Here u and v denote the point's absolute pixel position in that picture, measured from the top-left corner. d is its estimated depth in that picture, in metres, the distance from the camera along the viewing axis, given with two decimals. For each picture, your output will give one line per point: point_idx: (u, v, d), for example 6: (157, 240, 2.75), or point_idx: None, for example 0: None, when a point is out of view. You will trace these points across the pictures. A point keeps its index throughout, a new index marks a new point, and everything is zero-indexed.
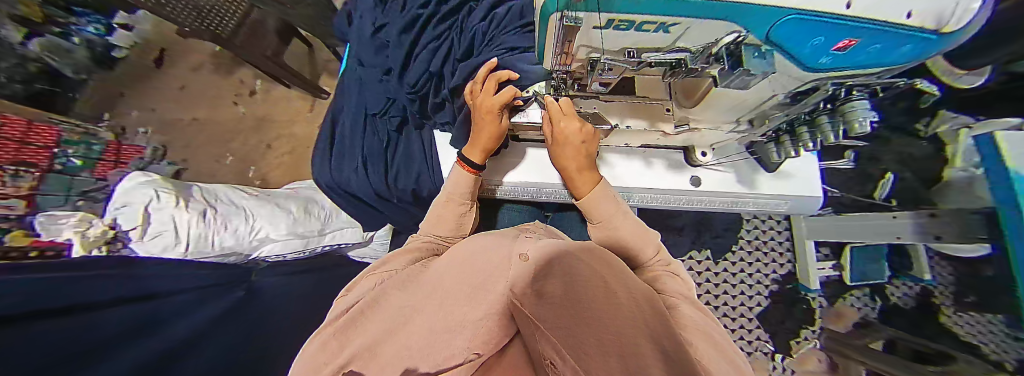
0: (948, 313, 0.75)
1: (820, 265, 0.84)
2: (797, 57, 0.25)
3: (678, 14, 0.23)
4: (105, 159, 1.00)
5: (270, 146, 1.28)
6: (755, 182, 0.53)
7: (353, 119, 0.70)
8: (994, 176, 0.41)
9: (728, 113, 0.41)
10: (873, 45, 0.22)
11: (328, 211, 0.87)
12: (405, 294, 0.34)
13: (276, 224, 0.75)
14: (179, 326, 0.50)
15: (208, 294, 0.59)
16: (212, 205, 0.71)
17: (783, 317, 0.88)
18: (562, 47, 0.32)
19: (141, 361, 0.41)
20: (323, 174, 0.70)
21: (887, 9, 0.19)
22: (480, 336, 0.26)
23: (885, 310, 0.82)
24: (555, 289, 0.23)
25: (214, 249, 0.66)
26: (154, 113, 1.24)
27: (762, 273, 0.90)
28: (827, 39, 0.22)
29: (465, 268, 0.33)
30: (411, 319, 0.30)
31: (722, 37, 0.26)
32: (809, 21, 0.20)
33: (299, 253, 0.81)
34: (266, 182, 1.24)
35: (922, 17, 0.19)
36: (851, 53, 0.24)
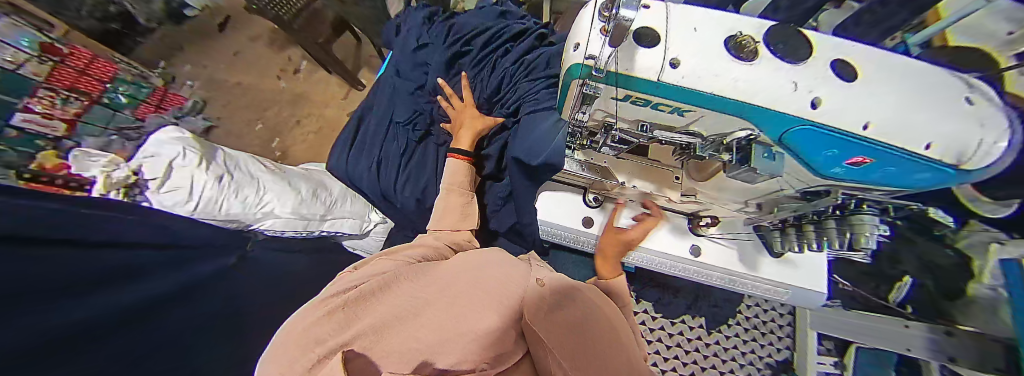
0: None
1: (821, 359, 0.78)
2: (809, 164, 0.27)
3: (703, 104, 0.26)
4: (149, 101, 1.09)
5: (299, 122, 1.34)
6: (758, 263, 0.52)
7: (379, 121, 0.73)
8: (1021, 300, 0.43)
9: (736, 194, 0.43)
10: (888, 169, 0.24)
11: (335, 198, 0.89)
12: (418, 284, 0.33)
13: (283, 201, 0.78)
14: (187, 273, 0.53)
15: (208, 253, 0.62)
16: (229, 173, 0.74)
17: None
18: (579, 108, 0.35)
19: (156, 296, 0.44)
20: (339, 164, 0.73)
21: (904, 137, 0.22)
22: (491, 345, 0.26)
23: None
24: (565, 314, 0.30)
25: (220, 213, 0.68)
26: (204, 70, 1.33)
27: (756, 354, 0.85)
28: (840, 152, 0.24)
29: (482, 278, 0.35)
30: (418, 313, 0.29)
31: (735, 132, 0.28)
32: (824, 134, 0.23)
33: (297, 233, 0.82)
34: (285, 155, 1.29)
35: (939, 150, 0.22)
36: (865, 172, 0.25)
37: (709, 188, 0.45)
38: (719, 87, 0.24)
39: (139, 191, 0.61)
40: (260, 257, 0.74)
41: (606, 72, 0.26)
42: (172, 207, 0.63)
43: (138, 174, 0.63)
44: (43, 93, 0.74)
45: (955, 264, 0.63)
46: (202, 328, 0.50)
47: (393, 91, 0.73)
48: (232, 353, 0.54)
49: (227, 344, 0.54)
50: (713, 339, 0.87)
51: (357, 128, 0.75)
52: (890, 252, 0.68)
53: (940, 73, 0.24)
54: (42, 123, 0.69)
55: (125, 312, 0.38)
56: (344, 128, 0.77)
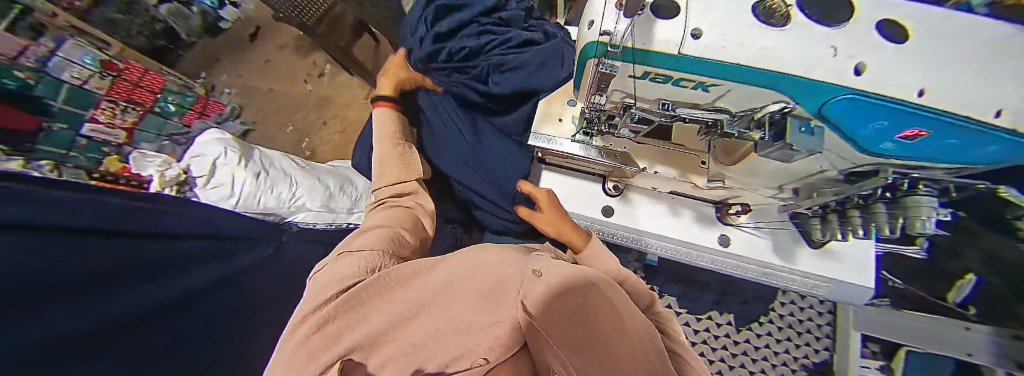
0: None
1: (865, 363, 0.72)
2: (854, 138, 0.27)
3: (732, 78, 0.27)
4: (194, 110, 1.18)
5: (325, 123, 1.41)
6: (795, 256, 0.49)
7: None
8: None
9: (770, 178, 0.43)
10: (948, 140, 0.23)
11: (360, 193, 0.94)
12: (408, 291, 0.35)
13: (313, 196, 0.82)
14: (224, 265, 0.58)
15: (247, 244, 0.68)
16: (267, 169, 0.79)
17: None
18: (596, 92, 0.37)
19: (191, 287, 0.48)
20: (361, 159, 0.78)
21: (960, 103, 0.21)
22: (491, 341, 0.25)
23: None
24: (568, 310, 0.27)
25: (261, 207, 0.74)
26: (240, 79, 1.42)
27: (790, 354, 0.81)
28: (889, 123, 0.24)
29: (472, 276, 0.34)
30: (416, 316, 0.30)
31: (769, 105, 0.29)
32: (868, 102, 0.23)
33: (327, 225, 0.87)
34: (314, 154, 1.36)
35: (1013, 116, 0.21)
36: (923, 144, 0.25)
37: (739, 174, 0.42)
38: (746, 56, 0.25)
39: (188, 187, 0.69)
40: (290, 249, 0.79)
41: (626, 50, 0.28)
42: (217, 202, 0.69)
43: (188, 173, 0.71)
44: (105, 105, 0.84)
45: None
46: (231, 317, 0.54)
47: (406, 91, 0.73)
48: (253, 342, 0.58)
49: (253, 332, 0.58)
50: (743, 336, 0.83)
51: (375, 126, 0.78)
52: (947, 246, 0.62)
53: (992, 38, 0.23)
54: (104, 132, 0.78)
55: (161, 305, 0.42)
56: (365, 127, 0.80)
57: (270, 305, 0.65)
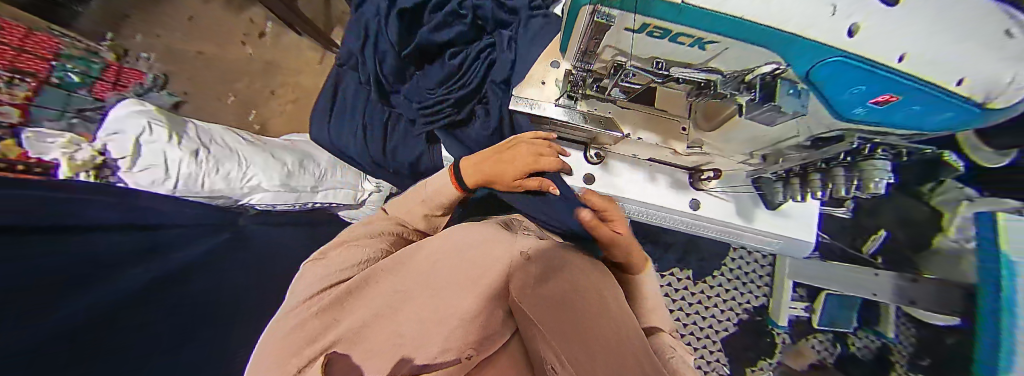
0: (900, 371, 0.78)
1: (793, 304, 0.86)
2: (830, 104, 0.28)
3: (731, 35, 0.25)
4: (103, 79, 0.94)
5: (274, 92, 1.25)
6: (752, 216, 0.54)
7: (357, 86, 0.75)
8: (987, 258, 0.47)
9: (743, 145, 0.43)
10: (912, 107, 0.25)
11: (324, 169, 0.86)
12: (396, 278, 0.40)
13: (269, 174, 0.74)
14: (169, 262, 0.51)
15: (193, 234, 0.61)
16: (206, 146, 0.68)
17: (747, 345, 0.91)
18: (590, 44, 0.35)
19: (130, 292, 0.42)
20: (322, 134, 0.72)
21: (937, 72, 0.21)
22: (464, 336, 0.32)
23: (844, 356, 0.87)
24: (550, 292, 0.31)
25: (205, 190, 0.65)
26: (160, 40, 1.18)
27: (736, 301, 0.93)
28: (866, 89, 0.24)
29: (464, 262, 0.38)
30: (401, 306, 0.36)
31: (761, 66, 0.29)
32: (854, 67, 0.23)
33: (289, 206, 0.80)
34: (265, 128, 1.20)
35: (971, 85, 0.22)
36: (890, 109, 0.26)
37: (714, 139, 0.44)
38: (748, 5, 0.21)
39: (111, 172, 0.58)
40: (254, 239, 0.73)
41: None
42: (150, 186, 0.59)
43: (106, 155, 0.58)
44: None
45: (930, 218, 0.69)
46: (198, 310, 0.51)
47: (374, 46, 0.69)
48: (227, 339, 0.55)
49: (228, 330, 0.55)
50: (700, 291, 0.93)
51: (333, 96, 0.75)
52: (871, 207, 0.75)
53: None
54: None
55: (90, 315, 0.37)
56: (321, 93, 0.75)
57: (241, 295, 0.61)
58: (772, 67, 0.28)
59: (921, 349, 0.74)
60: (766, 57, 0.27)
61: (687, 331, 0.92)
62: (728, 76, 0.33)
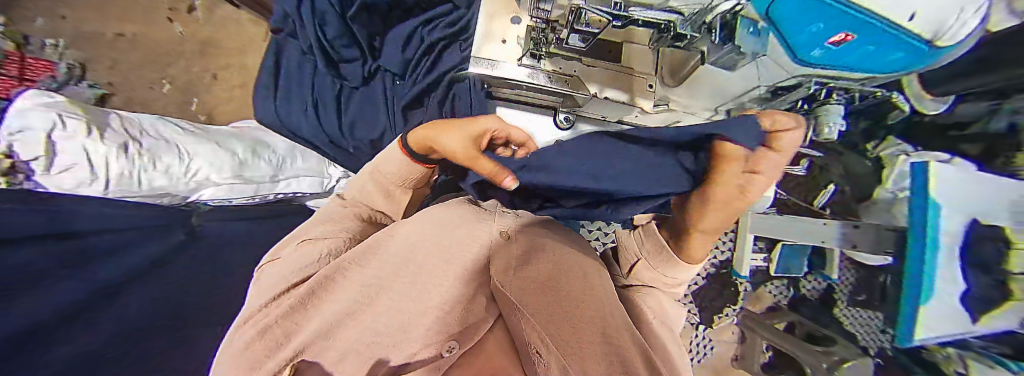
0: (842, 306, 0.95)
1: (753, 256, 0.94)
2: (795, 44, 0.31)
3: None
4: (3, 73, 0.76)
5: (216, 76, 1.11)
6: None
7: (304, 58, 0.78)
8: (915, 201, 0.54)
9: (708, 98, 0.47)
10: (866, 46, 0.27)
11: (281, 156, 0.79)
12: (367, 271, 0.42)
13: (218, 165, 0.68)
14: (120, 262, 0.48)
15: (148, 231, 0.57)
16: (135, 139, 0.61)
17: (714, 296, 1.05)
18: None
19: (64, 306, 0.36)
20: (267, 113, 0.77)
21: (890, 8, 0.23)
22: (434, 333, 0.33)
23: (796, 297, 1.04)
24: (529, 272, 0.38)
25: (145, 188, 0.58)
26: (64, 22, 0.97)
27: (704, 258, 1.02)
28: (822, 26, 0.27)
29: (440, 244, 0.43)
30: (374, 300, 0.38)
31: (721, 4, 0.32)
32: (821, 0, 0.24)
33: (246, 199, 0.75)
34: (213, 118, 1.08)
35: (918, 23, 0.24)
36: (843, 49, 0.29)
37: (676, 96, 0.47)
38: None
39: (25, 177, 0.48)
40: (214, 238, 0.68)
41: None
42: (74, 189, 0.51)
43: (13, 157, 0.47)
44: None
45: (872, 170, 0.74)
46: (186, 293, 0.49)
47: (312, 7, 0.70)
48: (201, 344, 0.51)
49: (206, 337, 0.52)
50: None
51: (275, 69, 0.78)
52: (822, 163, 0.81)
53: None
54: None
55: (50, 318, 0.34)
56: (263, 67, 0.78)
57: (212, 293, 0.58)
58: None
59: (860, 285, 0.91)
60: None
61: None
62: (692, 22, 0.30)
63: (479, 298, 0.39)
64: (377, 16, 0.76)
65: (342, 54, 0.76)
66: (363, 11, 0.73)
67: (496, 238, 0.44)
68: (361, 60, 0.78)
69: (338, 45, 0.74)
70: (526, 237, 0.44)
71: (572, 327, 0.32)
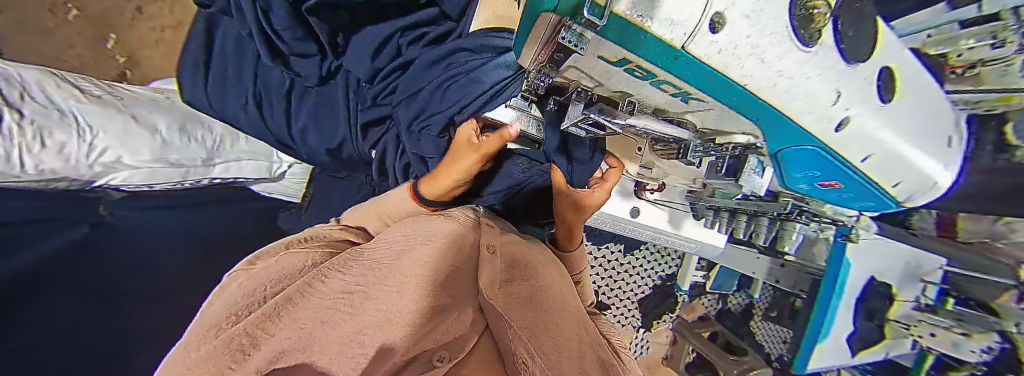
0: (757, 320, 1.13)
1: (695, 273, 1.14)
2: (787, 179, 0.34)
3: (721, 100, 0.22)
4: None
5: (141, 10, 0.88)
6: (681, 224, 0.77)
7: (240, 39, 0.69)
8: (833, 264, 0.64)
9: (685, 173, 0.60)
10: (849, 195, 0.34)
11: (218, 137, 0.75)
12: (342, 278, 0.33)
13: (132, 146, 0.61)
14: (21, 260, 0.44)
15: (45, 228, 0.51)
16: (15, 104, 0.49)
17: (657, 304, 1.21)
18: (550, 63, 0.28)
19: None
20: (194, 88, 0.70)
21: (880, 175, 0.30)
22: (405, 332, 0.23)
23: (723, 309, 1.23)
24: (516, 290, 0.34)
25: (28, 170, 0.49)
26: None
27: (655, 270, 1.19)
28: (821, 175, 0.30)
29: (412, 255, 0.35)
30: (356, 310, 0.27)
31: (739, 135, 0.32)
32: (825, 160, 0.27)
33: (172, 185, 0.71)
34: (132, 63, 0.88)
35: (899, 188, 0.32)
36: (828, 192, 0.35)
37: (662, 164, 0.60)
38: (756, 80, 0.18)
39: None
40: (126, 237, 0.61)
41: (607, 20, 0.15)
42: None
43: None
44: None
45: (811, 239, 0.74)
46: (109, 289, 0.49)
47: None
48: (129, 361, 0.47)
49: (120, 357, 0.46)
50: (617, 259, 1.15)
51: (208, 48, 0.69)
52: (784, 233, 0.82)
53: (949, 115, 0.30)
54: None
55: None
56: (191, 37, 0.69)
57: (165, 268, 0.60)
58: (742, 142, 0.33)
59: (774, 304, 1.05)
60: (741, 132, 0.30)
61: (613, 294, 1.16)
62: (697, 136, 0.36)
63: (462, 309, 0.30)
64: (344, 12, 0.60)
65: (295, 48, 0.63)
66: (324, 5, 0.57)
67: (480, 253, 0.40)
68: (320, 56, 0.66)
69: (287, 38, 0.61)
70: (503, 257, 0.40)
71: (555, 345, 0.28)
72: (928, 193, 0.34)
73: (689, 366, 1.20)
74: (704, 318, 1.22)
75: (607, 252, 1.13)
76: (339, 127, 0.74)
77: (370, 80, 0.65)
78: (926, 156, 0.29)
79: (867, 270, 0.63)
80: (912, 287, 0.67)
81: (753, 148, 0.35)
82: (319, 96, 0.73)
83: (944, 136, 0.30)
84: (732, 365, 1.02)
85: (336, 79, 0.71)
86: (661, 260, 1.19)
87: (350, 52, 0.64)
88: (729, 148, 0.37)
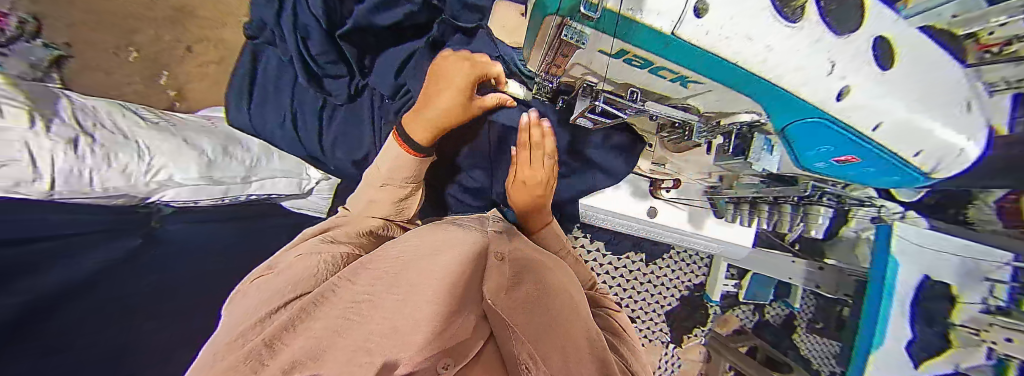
0: (801, 333, 1.06)
1: (725, 281, 1.08)
2: (800, 155, 0.33)
3: (719, 78, 0.22)
4: None
5: (191, 50, 1.00)
6: (702, 225, 0.74)
7: (279, 65, 0.78)
8: (880, 262, 0.59)
9: (701, 166, 0.60)
10: (870, 168, 0.33)
11: (254, 156, 0.82)
12: (363, 281, 0.33)
13: (182, 165, 0.67)
14: (68, 272, 0.49)
15: (90, 240, 0.57)
16: (89, 132, 0.57)
17: (685, 316, 1.14)
18: (554, 62, 0.30)
19: None
20: (237, 113, 0.78)
21: (899, 144, 0.28)
22: (416, 343, 0.24)
23: (760, 321, 1.14)
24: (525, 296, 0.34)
25: (97, 188, 0.55)
26: None
27: (680, 279, 1.13)
28: (833, 148, 0.29)
29: (428, 249, 0.37)
30: (364, 319, 0.27)
31: (743, 115, 0.32)
32: (834, 130, 0.26)
33: (214, 200, 0.76)
34: (183, 97, 0.99)
35: (921, 156, 0.30)
36: (847, 166, 0.33)
37: (675, 159, 0.61)
38: (747, 55, 0.19)
39: None
40: (170, 252, 0.66)
41: (601, 13, 0.17)
42: (13, 189, 0.45)
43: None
44: None
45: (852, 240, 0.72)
46: None
47: (293, 20, 0.63)
48: None
49: None
50: (638, 268, 1.11)
51: (251, 77, 0.78)
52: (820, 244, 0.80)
53: (961, 77, 0.29)
54: None
55: None
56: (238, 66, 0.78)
57: None
58: (746, 120, 0.33)
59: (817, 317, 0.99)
60: (744, 110, 0.30)
61: (636, 306, 1.11)
62: (702, 119, 0.36)
63: (468, 314, 0.30)
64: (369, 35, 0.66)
65: (327, 70, 0.70)
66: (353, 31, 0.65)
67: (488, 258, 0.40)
68: (349, 76, 0.74)
69: (323, 62, 0.68)
70: (515, 260, 0.40)
71: (563, 358, 0.29)
72: (954, 161, 0.32)
73: None
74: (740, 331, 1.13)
75: (627, 261, 1.09)
76: (363, 140, 0.79)
77: (393, 94, 0.72)
78: (944, 122, 0.28)
79: (919, 270, 0.57)
80: (978, 287, 0.60)
81: (758, 125, 0.35)
82: (346, 113, 0.80)
83: (960, 99, 0.29)
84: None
85: (362, 96, 0.78)
86: (687, 268, 1.14)
87: (375, 72, 0.71)
88: (734, 126, 0.37)
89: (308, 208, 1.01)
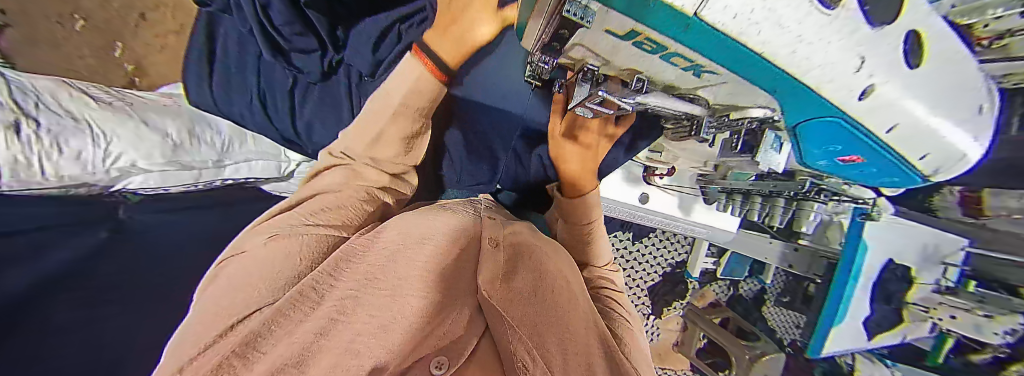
0: (769, 306, 1.14)
1: (705, 259, 1.14)
2: (805, 152, 0.33)
3: (738, 70, 0.21)
4: None
5: (145, 16, 0.89)
6: (690, 209, 0.76)
7: (241, 37, 0.71)
8: (852, 248, 0.62)
9: (695, 157, 0.58)
10: (871, 167, 0.33)
11: (226, 138, 0.76)
12: (354, 272, 0.32)
13: (145, 151, 0.62)
14: (45, 264, 0.47)
15: (58, 235, 0.52)
16: (30, 113, 0.50)
17: (667, 291, 1.20)
18: (555, 40, 0.27)
19: None
20: (203, 92, 0.72)
21: (906, 146, 0.28)
22: (396, 344, 0.23)
23: (734, 295, 1.22)
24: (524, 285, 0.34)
25: (49, 178, 0.51)
26: None
27: (664, 257, 1.18)
28: (842, 148, 0.29)
29: (417, 240, 0.36)
30: (349, 317, 0.25)
31: (755, 110, 0.31)
32: (845, 130, 0.26)
33: (185, 186, 0.73)
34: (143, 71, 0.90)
35: (924, 157, 0.30)
36: (848, 165, 0.34)
37: (671, 148, 0.60)
38: (774, 44, 0.17)
39: None
40: (145, 241, 0.63)
41: None
42: None
43: None
44: None
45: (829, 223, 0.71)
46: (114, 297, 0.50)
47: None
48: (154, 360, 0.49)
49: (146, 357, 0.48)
50: (625, 247, 1.14)
51: (212, 50, 0.71)
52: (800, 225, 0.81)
53: (981, 79, 0.28)
54: None
55: None
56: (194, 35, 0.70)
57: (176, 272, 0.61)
58: (758, 116, 0.32)
59: (787, 289, 1.07)
60: (756, 106, 0.29)
61: (622, 282, 1.15)
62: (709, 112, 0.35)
63: (461, 312, 0.30)
64: None
65: (296, 44, 0.63)
66: None
67: (483, 245, 0.39)
68: (321, 50, 0.66)
69: (289, 34, 0.61)
70: (512, 249, 0.39)
71: (562, 350, 0.28)
72: (953, 164, 0.32)
73: (701, 352, 1.18)
74: (715, 304, 1.20)
75: (614, 241, 1.12)
76: (343, 122, 0.74)
77: (374, 71, 0.67)
78: (954, 126, 0.28)
79: (886, 253, 0.61)
80: (933, 269, 0.65)
81: (771, 122, 0.34)
82: (322, 93, 0.74)
83: (975, 101, 0.28)
84: (744, 351, 1.00)
85: (339, 73, 0.72)
86: (671, 247, 1.18)
87: (350, 46, 0.65)
88: (746, 123, 0.36)
89: (291, 191, 0.97)
